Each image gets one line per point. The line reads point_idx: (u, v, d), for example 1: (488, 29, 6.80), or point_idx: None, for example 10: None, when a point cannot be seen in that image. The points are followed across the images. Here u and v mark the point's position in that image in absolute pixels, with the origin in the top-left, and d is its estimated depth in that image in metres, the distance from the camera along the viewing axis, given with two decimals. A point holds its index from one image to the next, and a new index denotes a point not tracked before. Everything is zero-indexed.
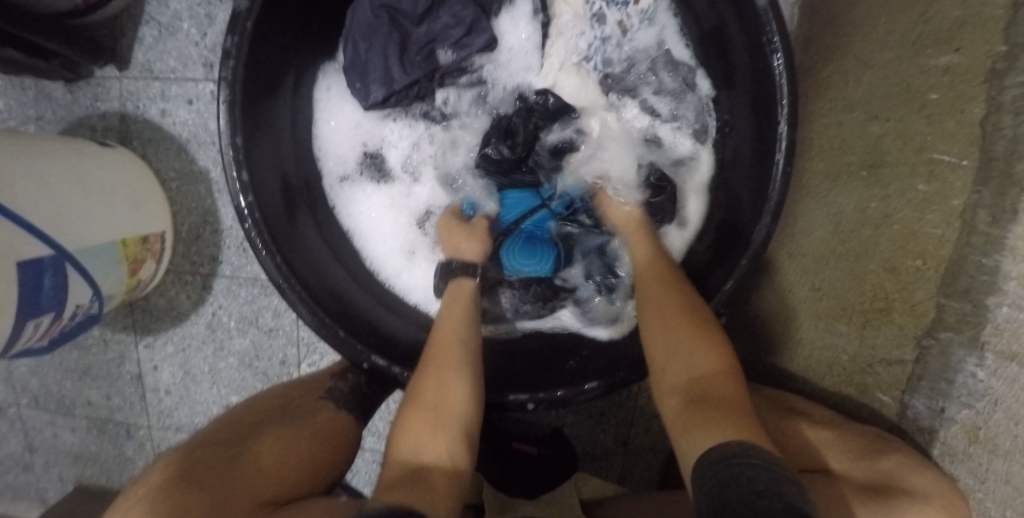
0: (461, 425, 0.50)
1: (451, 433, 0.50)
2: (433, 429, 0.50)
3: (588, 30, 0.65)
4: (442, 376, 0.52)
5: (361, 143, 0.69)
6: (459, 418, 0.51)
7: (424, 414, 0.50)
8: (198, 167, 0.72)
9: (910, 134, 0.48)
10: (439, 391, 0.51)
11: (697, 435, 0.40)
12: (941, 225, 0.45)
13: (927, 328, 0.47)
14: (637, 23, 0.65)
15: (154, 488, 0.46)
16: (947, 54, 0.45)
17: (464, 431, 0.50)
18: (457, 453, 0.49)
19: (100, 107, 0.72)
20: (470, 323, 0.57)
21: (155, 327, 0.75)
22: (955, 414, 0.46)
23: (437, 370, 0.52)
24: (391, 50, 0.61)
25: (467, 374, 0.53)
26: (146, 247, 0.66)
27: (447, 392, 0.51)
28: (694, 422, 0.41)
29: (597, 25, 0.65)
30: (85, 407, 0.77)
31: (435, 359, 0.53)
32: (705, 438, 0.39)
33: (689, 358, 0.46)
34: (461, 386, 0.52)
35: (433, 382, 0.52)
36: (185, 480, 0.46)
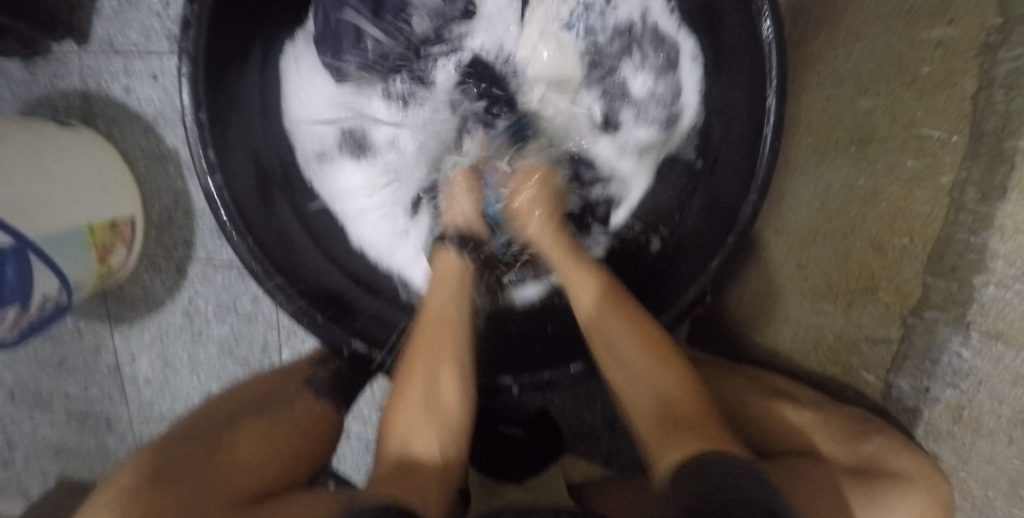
0: (453, 425, 0.51)
1: (445, 430, 0.50)
2: (422, 426, 0.50)
3: None
4: (428, 367, 0.51)
5: (337, 121, 0.66)
6: (449, 411, 0.51)
7: (413, 409, 0.50)
8: (167, 148, 0.69)
9: (900, 109, 0.47)
10: (426, 382, 0.51)
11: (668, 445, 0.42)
12: (929, 201, 0.44)
13: (913, 307, 0.46)
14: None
15: (124, 490, 0.44)
16: (941, 27, 0.43)
17: (455, 425, 0.51)
18: (447, 450, 0.49)
19: (58, 84, 0.68)
20: (460, 302, 0.55)
21: (130, 316, 0.73)
22: (940, 394, 0.46)
23: (423, 360, 0.52)
24: (366, 22, 0.59)
25: (456, 363, 0.52)
26: (115, 233, 0.64)
27: (433, 385, 0.51)
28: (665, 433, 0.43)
29: None
30: (62, 399, 0.75)
31: (417, 349, 0.52)
32: (679, 444, 0.41)
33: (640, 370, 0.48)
34: (450, 379, 0.52)
35: (416, 378, 0.51)
36: (161, 480, 0.45)
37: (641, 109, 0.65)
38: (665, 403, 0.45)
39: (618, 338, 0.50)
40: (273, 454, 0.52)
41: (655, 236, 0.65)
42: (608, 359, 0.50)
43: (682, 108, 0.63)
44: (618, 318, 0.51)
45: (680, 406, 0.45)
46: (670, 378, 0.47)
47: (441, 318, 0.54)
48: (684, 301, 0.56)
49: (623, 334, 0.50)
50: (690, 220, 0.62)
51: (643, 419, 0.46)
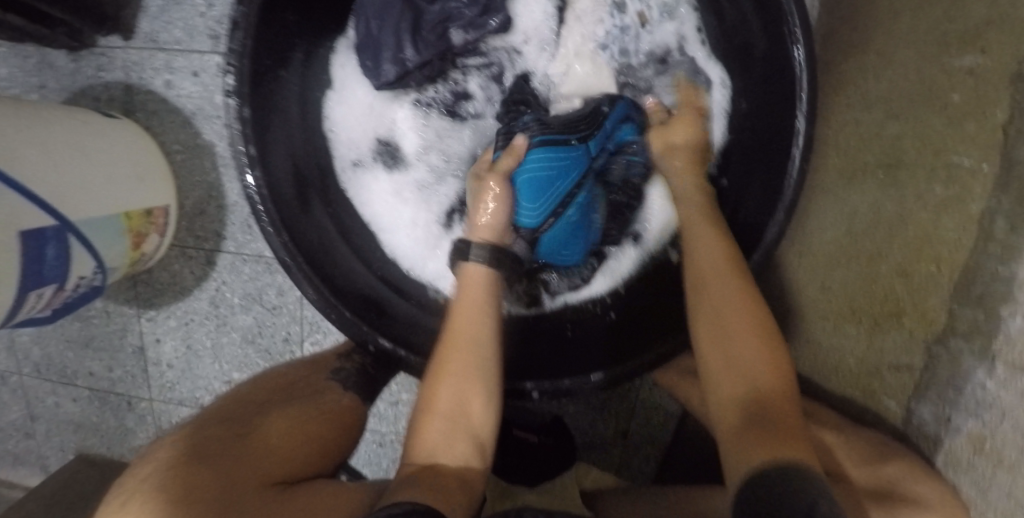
0: (475, 437, 0.52)
1: (466, 443, 0.51)
2: (446, 437, 0.51)
3: (608, 18, 0.65)
4: (455, 382, 0.52)
5: (374, 131, 0.68)
6: (475, 423, 0.52)
7: (438, 422, 0.51)
8: (204, 142, 0.70)
9: (928, 134, 0.47)
10: (450, 396, 0.51)
11: (738, 449, 0.40)
12: (958, 229, 0.44)
13: (937, 335, 0.47)
14: (657, 15, 0.65)
15: (164, 464, 0.45)
16: (972, 55, 0.43)
17: (480, 437, 0.52)
18: (469, 460, 0.51)
19: (103, 77, 0.69)
20: (485, 309, 0.53)
21: (157, 301, 0.74)
22: (962, 424, 0.46)
23: (451, 375, 0.52)
24: (404, 29, 0.60)
25: (480, 376, 0.52)
26: (149, 221, 0.66)
27: (459, 398, 0.51)
28: (744, 430, 0.41)
29: (617, 13, 0.65)
30: (87, 377, 0.77)
31: (444, 363, 0.52)
32: (753, 454, 0.38)
33: (744, 349, 0.44)
34: (475, 394, 0.52)
35: (441, 392, 0.51)
36: (198, 459, 0.46)
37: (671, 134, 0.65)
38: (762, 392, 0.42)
39: (714, 322, 0.47)
40: (302, 443, 0.53)
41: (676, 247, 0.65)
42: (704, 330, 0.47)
43: (710, 139, 0.64)
44: (719, 282, 0.48)
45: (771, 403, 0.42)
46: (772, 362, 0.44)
47: (468, 329, 0.53)
48: None
49: (721, 313, 0.46)
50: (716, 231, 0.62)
51: (728, 413, 0.43)
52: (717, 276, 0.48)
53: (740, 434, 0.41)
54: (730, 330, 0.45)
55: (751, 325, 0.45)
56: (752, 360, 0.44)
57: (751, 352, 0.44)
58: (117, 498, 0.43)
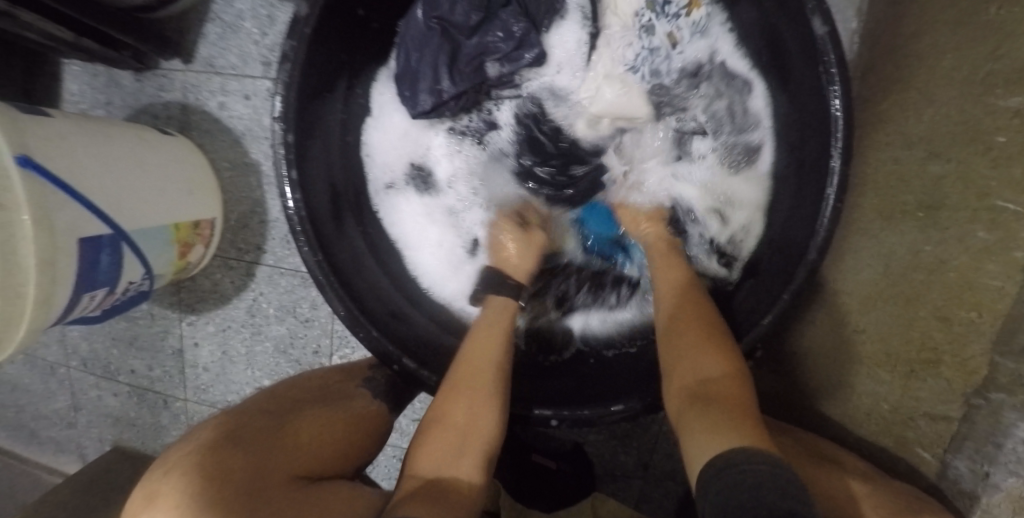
0: (482, 452, 0.52)
1: (470, 458, 0.51)
2: (453, 455, 0.51)
3: (636, 41, 0.63)
4: (468, 400, 0.53)
5: (408, 156, 0.70)
6: (479, 437, 0.52)
7: (448, 436, 0.52)
8: (250, 160, 0.73)
9: (974, 177, 0.45)
10: (466, 407, 0.53)
11: (693, 424, 0.44)
12: (1001, 277, 0.43)
13: (977, 387, 0.45)
14: (688, 35, 0.62)
15: (206, 441, 0.51)
16: (1017, 97, 0.41)
17: (485, 452, 0.52)
18: (474, 476, 0.50)
19: (164, 97, 0.74)
20: (507, 343, 0.58)
21: (199, 307, 0.77)
22: (1000, 482, 0.43)
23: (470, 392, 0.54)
24: (441, 61, 0.63)
25: (495, 397, 0.54)
26: (196, 231, 0.69)
27: (467, 417, 0.52)
28: (692, 411, 0.46)
29: (645, 35, 0.63)
30: (129, 374, 0.81)
31: (456, 386, 0.55)
32: (704, 433, 0.42)
33: (697, 348, 0.50)
34: (486, 410, 0.53)
35: (452, 411, 0.53)
36: (232, 442, 0.52)
37: (714, 143, 0.65)
38: (707, 383, 0.47)
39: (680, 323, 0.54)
40: (325, 442, 0.57)
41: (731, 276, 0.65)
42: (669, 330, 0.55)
43: (763, 146, 0.63)
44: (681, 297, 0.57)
45: (720, 386, 0.46)
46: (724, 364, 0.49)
47: (482, 360, 0.56)
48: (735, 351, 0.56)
49: (687, 323, 0.54)
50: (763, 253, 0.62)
51: (679, 396, 0.49)
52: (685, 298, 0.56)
53: (688, 415, 0.46)
54: (685, 336, 0.52)
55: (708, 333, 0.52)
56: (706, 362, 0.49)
57: (708, 358, 0.49)
58: (161, 466, 0.50)
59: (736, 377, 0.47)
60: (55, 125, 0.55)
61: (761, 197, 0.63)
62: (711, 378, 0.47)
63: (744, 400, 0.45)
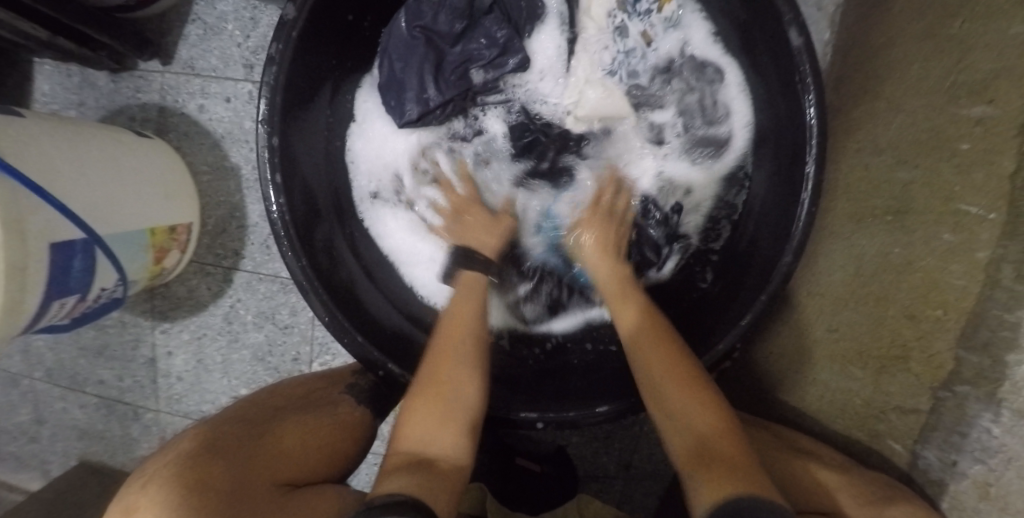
0: (467, 422, 0.51)
1: (457, 426, 0.51)
2: (440, 426, 0.50)
3: (611, 44, 0.66)
4: (453, 369, 0.53)
5: (392, 167, 0.69)
6: (463, 409, 0.51)
7: (432, 407, 0.51)
8: (230, 163, 0.71)
9: (940, 184, 0.49)
10: (447, 382, 0.52)
11: (701, 481, 0.42)
12: (964, 276, 0.46)
13: (944, 381, 0.48)
14: (661, 31, 0.65)
15: (183, 454, 0.49)
16: (980, 106, 0.46)
17: (469, 423, 0.51)
18: (460, 452, 0.50)
19: (141, 98, 0.72)
20: (484, 319, 0.58)
21: (172, 314, 0.75)
22: (966, 469, 0.46)
23: (451, 364, 0.53)
24: (427, 69, 0.64)
25: (477, 367, 0.54)
26: (173, 236, 0.68)
27: (452, 387, 0.52)
28: (700, 467, 0.43)
29: (620, 39, 0.66)
30: (97, 385, 0.78)
31: (441, 352, 0.54)
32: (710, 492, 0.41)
33: (679, 392, 0.49)
34: (470, 379, 0.53)
35: (438, 376, 0.52)
36: (213, 453, 0.49)
37: (686, 136, 0.67)
38: (702, 438, 0.46)
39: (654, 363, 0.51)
40: (309, 450, 0.55)
41: (708, 267, 0.67)
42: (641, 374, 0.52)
43: (733, 139, 0.65)
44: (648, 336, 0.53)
45: (716, 443, 0.45)
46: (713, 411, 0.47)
47: (465, 324, 0.56)
48: (715, 353, 0.57)
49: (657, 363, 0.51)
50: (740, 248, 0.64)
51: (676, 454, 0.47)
52: (651, 331, 0.54)
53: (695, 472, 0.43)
54: (664, 381, 0.50)
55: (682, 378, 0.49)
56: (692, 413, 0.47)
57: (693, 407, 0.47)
58: (136, 483, 0.47)
59: (726, 426, 0.46)
60: (27, 126, 0.53)
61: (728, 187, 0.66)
62: (705, 435, 0.46)
63: (739, 454, 0.44)
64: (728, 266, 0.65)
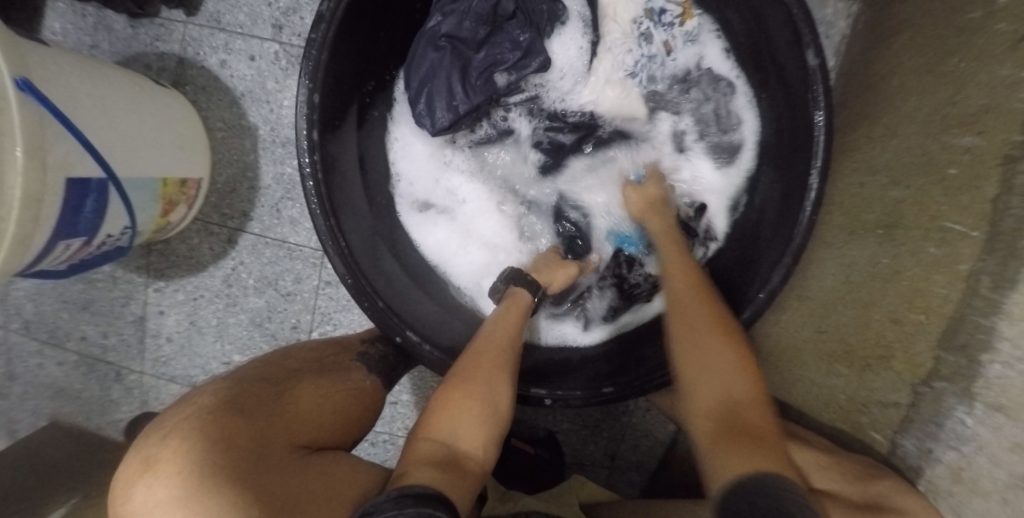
0: (497, 425, 0.52)
1: (488, 429, 0.51)
2: (470, 425, 0.51)
3: (636, 48, 0.69)
4: (490, 372, 0.53)
5: (433, 175, 0.72)
6: (495, 411, 0.52)
7: (467, 407, 0.51)
8: (247, 122, 0.70)
9: (928, 203, 0.54)
10: (484, 382, 0.53)
11: (722, 451, 0.45)
12: (947, 285, 0.50)
13: (923, 377, 0.53)
14: (681, 44, 0.69)
15: (203, 410, 0.48)
16: (970, 135, 0.50)
17: (499, 427, 0.52)
18: (486, 455, 0.51)
19: (160, 47, 0.70)
20: (519, 326, 0.60)
21: (169, 273, 0.73)
22: (941, 455, 0.52)
23: (488, 365, 0.54)
24: (454, 77, 0.64)
25: (511, 373, 0.55)
26: (182, 190, 0.65)
27: (488, 388, 0.53)
28: (720, 435, 0.47)
29: (644, 43, 0.69)
30: (78, 342, 0.74)
31: (480, 352, 0.55)
32: (732, 459, 0.44)
33: (712, 350, 0.52)
34: (504, 384, 0.54)
35: (474, 375, 0.53)
36: (235, 409, 0.49)
37: (702, 143, 0.71)
38: (733, 404, 0.49)
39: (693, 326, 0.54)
40: (326, 412, 0.55)
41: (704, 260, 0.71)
42: (677, 335, 0.55)
43: (739, 144, 0.70)
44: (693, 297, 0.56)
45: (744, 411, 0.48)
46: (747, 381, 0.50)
47: (507, 330, 0.58)
48: None
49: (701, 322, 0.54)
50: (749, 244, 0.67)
51: (704, 419, 0.50)
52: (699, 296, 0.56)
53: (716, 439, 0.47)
54: (704, 356, 0.52)
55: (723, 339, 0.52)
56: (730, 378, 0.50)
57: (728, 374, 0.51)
58: (158, 430, 0.46)
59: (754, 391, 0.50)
60: (56, 59, 0.51)
61: (734, 193, 0.70)
62: (735, 402, 0.49)
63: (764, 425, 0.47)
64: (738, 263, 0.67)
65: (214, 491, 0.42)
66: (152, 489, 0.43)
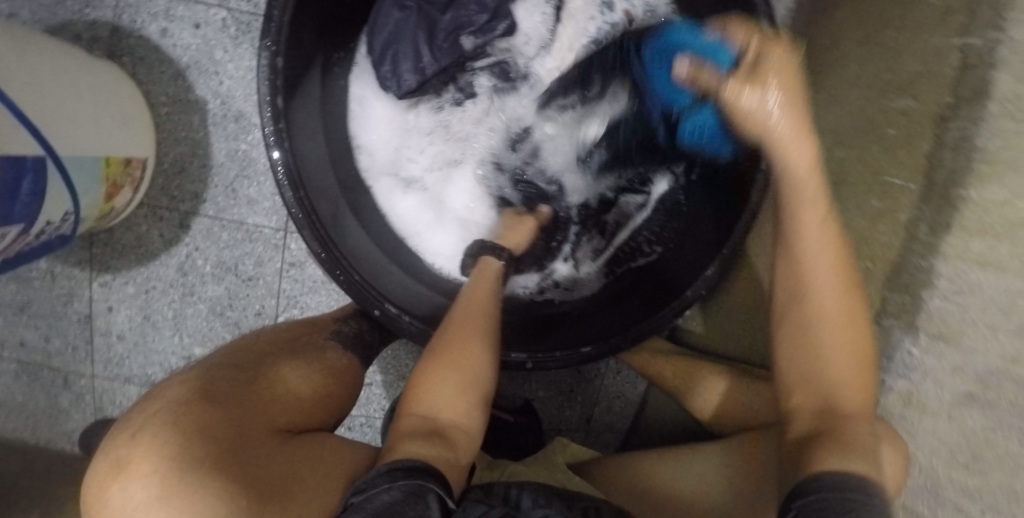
0: (478, 394, 0.51)
1: (468, 399, 0.50)
2: (449, 396, 0.49)
3: (598, 16, 0.69)
4: (465, 341, 0.52)
5: (396, 142, 0.69)
6: (476, 380, 0.51)
7: (444, 377, 0.50)
8: (195, 96, 0.65)
9: (869, 159, 0.59)
10: (460, 350, 0.51)
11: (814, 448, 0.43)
12: (890, 233, 0.56)
13: (876, 314, 0.57)
14: (641, 14, 0.68)
15: (174, 401, 0.43)
16: (905, 99, 0.55)
17: (481, 396, 0.51)
18: (468, 425, 0.49)
19: (89, 14, 0.63)
20: (495, 291, 0.59)
21: (115, 265, 0.67)
22: (893, 385, 0.57)
23: (463, 335, 0.52)
24: (420, 38, 0.62)
25: (490, 341, 0.54)
26: (126, 172, 0.60)
27: (465, 357, 0.51)
28: (816, 436, 0.45)
29: (606, 12, 0.69)
30: (16, 349, 0.68)
31: (457, 323, 0.54)
32: (822, 455, 0.42)
33: (830, 347, 0.47)
34: (481, 352, 0.52)
35: (451, 346, 0.52)
36: (211, 398, 0.44)
37: None
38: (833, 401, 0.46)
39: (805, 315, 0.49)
40: (304, 397, 0.52)
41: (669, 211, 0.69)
42: (786, 323, 0.50)
43: None
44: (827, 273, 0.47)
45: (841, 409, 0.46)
46: (857, 372, 0.46)
47: (481, 301, 0.57)
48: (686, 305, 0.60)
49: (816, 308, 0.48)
50: (686, 194, 0.68)
51: (806, 414, 0.48)
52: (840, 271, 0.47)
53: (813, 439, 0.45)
54: (821, 349, 0.48)
55: (839, 330, 0.47)
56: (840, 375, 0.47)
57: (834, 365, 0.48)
58: (125, 430, 0.41)
59: (859, 383, 0.47)
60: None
61: None
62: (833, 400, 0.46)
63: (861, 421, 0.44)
64: (669, 220, 0.69)
65: (202, 487, 0.37)
66: (129, 491, 0.38)
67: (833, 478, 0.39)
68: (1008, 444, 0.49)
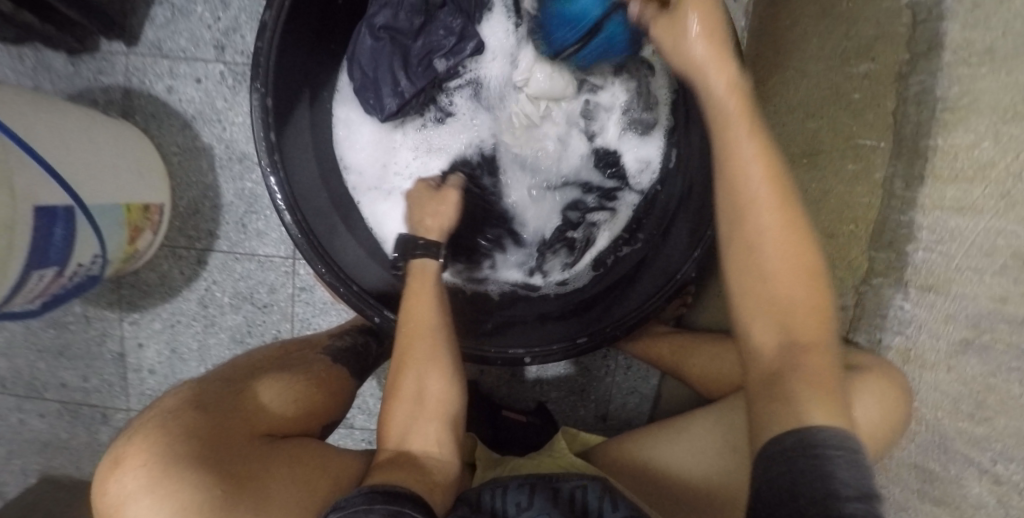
0: (445, 413, 0.54)
1: (435, 421, 0.53)
2: (417, 423, 0.53)
3: None
4: (419, 367, 0.55)
5: (381, 160, 0.74)
6: (439, 401, 0.54)
7: (406, 407, 0.53)
8: (202, 144, 0.71)
9: (840, 126, 0.60)
10: (413, 378, 0.54)
11: (780, 406, 0.38)
12: (866, 195, 0.56)
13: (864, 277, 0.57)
14: None
15: (169, 408, 0.48)
16: (865, 63, 0.56)
17: (448, 413, 0.55)
18: (442, 441, 0.53)
19: (103, 81, 0.71)
20: (441, 300, 0.60)
21: (141, 304, 0.73)
22: (891, 342, 0.57)
23: (411, 360, 0.55)
24: (396, 64, 0.68)
25: (442, 359, 0.56)
26: (146, 216, 0.66)
27: (421, 384, 0.54)
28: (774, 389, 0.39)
29: None
30: (58, 390, 0.75)
31: (406, 347, 0.56)
32: (794, 412, 0.37)
33: (786, 286, 0.42)
34: (435, 374, 0.55)
35: (404, 375, 0.55)
36: (200, 405, 0.49)
37: (622, 116, 0.71)
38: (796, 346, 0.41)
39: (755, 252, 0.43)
40: (291, 405, 0.56)
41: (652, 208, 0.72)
42: (735, 263, 0.44)
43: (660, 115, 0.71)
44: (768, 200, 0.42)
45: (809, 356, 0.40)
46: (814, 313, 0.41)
47: (425, 316, 0.58)
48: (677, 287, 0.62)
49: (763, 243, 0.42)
50: (660, 189, 0.71)
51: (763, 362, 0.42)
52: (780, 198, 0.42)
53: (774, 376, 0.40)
54: (773, 286, 0.42)
55: (791, 269, 0.42)
56: (793, 291, 0.42)
57: (785, 280, 0.42)
58: (125, 432, 0.46)
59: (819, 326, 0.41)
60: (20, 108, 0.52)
61: (663, 151, 0.71)
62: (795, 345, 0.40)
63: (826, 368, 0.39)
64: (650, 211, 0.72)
65: (183, 478, 0.42)
66: (124, 482, 0.42)
67: (819, 429, 0.35)
68: (1010, 388, 0.43)
